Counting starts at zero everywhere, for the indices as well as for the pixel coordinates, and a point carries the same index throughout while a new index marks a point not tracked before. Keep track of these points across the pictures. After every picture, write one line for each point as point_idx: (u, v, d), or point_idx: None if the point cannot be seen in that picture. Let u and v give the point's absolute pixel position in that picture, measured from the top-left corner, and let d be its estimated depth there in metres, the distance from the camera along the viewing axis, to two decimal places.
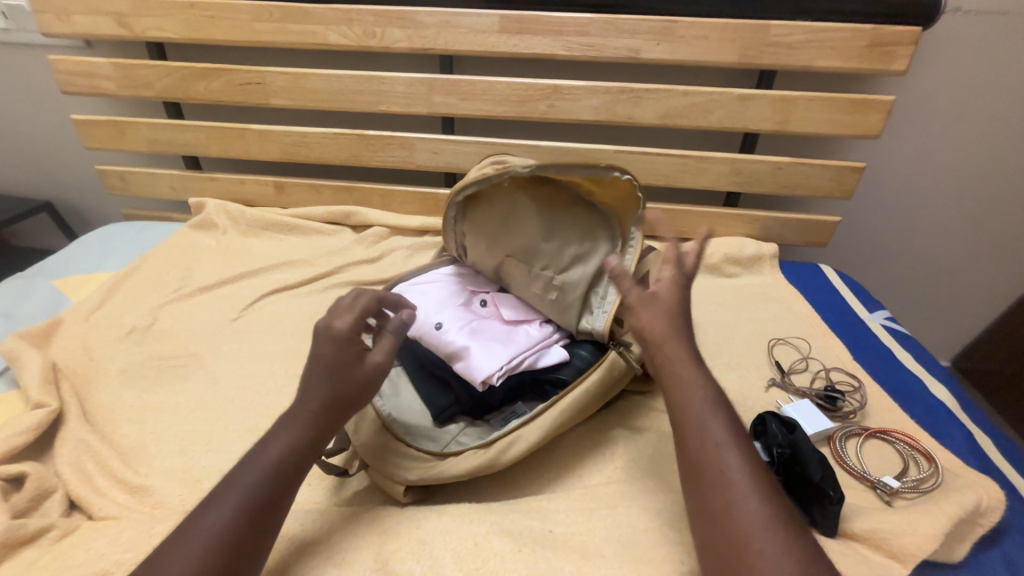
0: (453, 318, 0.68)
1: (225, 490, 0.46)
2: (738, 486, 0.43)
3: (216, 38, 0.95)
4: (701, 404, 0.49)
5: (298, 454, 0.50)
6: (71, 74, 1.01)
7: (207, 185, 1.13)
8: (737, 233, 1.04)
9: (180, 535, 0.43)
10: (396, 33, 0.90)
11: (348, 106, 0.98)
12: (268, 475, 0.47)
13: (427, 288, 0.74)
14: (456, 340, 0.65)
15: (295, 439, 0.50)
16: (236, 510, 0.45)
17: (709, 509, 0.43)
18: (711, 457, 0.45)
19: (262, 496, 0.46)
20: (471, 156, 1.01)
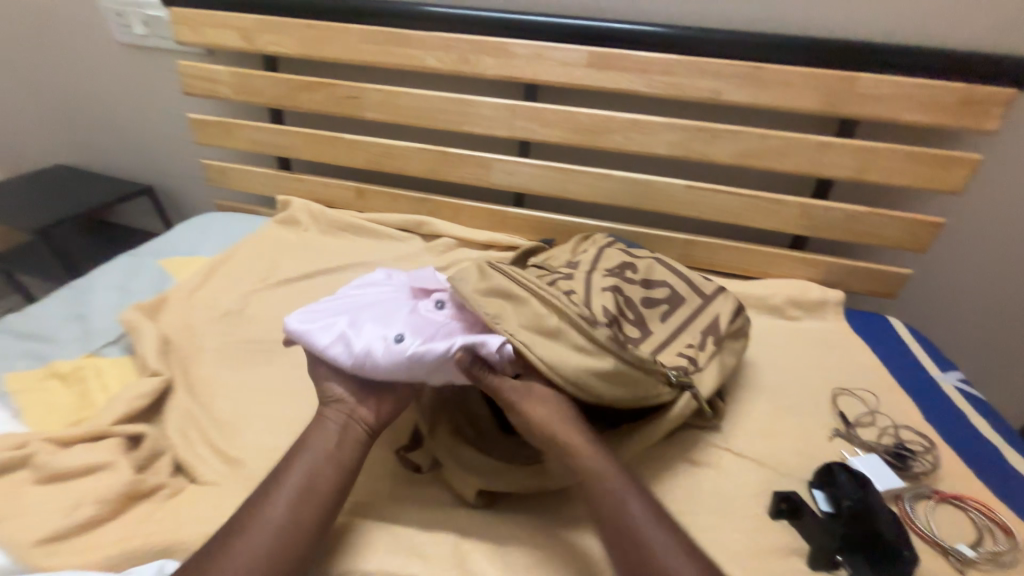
0: (403, 322, 0.63)
1: (270, 485, 0.54)
2: (644, 528, 0.49)
3: (324, 55, 1.04)
4: (614, 472, 0.54)
5: (332, 445, 0.58)
6: (194, 79, 1.13)
7: (295, 185, 1.23)
8: (801, 276, 1.04)
9: (238, 528, 0.50)
10: (488, 61, 0.97)
11: (434, 125, 1.05)
12: (309, 465, 0.55)
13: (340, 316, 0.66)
14: (403, 334, 0.61)
15: (335, 438, 0.58)
16: (287, 506, 0.52)
17: (633, 557, 0.48)
18: (623, 518, 0.50)
19: (308, 481, 0.54)
20: (543, 180, 1.06)
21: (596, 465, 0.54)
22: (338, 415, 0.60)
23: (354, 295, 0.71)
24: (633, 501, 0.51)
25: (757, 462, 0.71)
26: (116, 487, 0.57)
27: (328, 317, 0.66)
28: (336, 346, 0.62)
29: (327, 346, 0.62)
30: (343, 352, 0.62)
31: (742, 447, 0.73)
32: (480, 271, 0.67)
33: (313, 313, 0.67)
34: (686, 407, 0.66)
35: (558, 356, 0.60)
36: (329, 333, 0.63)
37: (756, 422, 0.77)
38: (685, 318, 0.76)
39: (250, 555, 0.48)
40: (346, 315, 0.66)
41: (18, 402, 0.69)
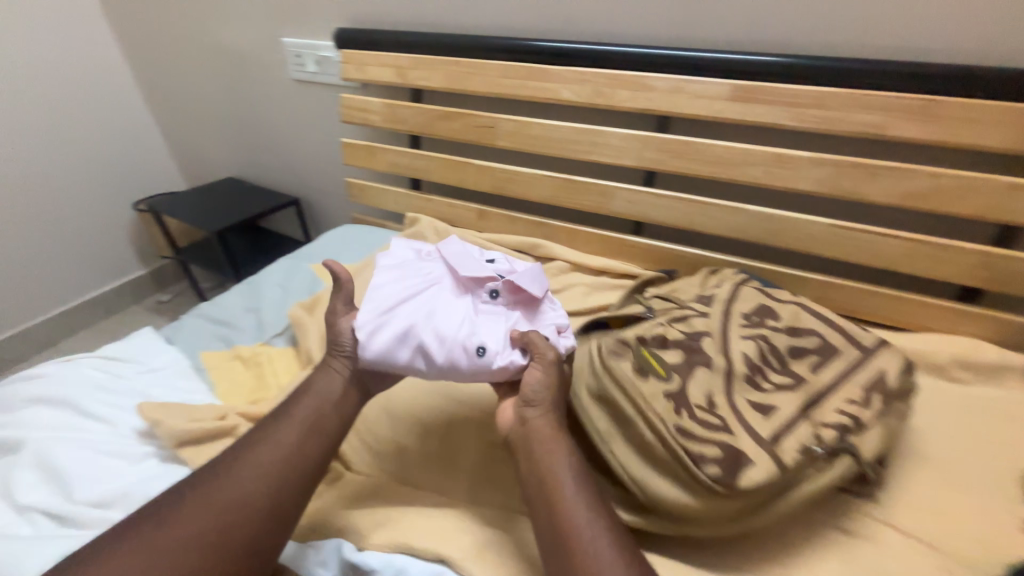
0: (476, 325, 0.69)
1: (280, 417, 0.63)
2: (576, 506, 0.55)
3: (467, 89, 1.14)
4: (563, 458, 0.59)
5: (332, 391, 0.66)
6: (352, 108, 1.29)
7: (423, 204, 1.34)
8: (969, 334, 0.90)
9: (250, 447, 0.60)
10: (624, 94, 0.99)
11: (562, 153, 1.09)
12: (308, 405, 0.64)
13: (400, 325, 0.67)
14: (476, 334, 0.67)
15: (334, 387, 0.67)
16: (291, 436, 0.61)
17: (558, 531, 0.54)
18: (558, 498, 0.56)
19: (316, 418, 0.63)
20: (668, 210, 1.05)
21: (552, 449, 0.60)
22: (343, 367, 0.68)
23: (390, 286, 0.72)
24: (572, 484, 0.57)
25: (927, 544, 0.62)
26: None
27: (388, 326, 0.67)
28: (416, 356, 0.66)
29: (404, 358, 0.66)
30: (421, 361, 0.66)
31: (906, 524, 0.64)
32: (593, 367, 0.71)
33: (371, 325, 0.68)
34: (842, 471, 0.60)
35: (649, 482, 0.60)
36: (401, 345, 0.66)
37: (922, 497, 0.68)
38: (843, 370, 0.70)
39: (258, 470, 0.58)
40: (405, 320, 0.68)
41: (213, 377, 0.82)
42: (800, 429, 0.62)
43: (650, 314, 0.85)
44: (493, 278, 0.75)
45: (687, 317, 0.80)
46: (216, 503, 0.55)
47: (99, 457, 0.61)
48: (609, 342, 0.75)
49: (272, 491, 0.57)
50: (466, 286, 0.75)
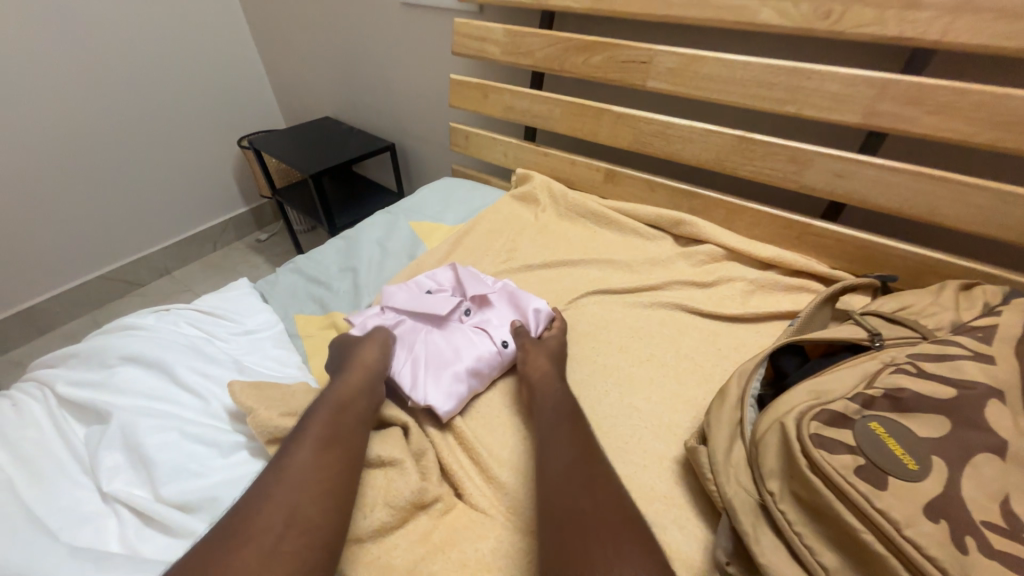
0: (489, 334, 0.71)
1: (300, 422, 0.51)
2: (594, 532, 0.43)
3: (619, 10, 0.87)
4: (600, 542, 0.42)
5: (358, 395, 0.56)
6: (467, 37, 1.08)
7: (537, 159, 1.13)
8: None
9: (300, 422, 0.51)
10: (867, 14, 0.68)
11: (742, 102, 0.81)
12: (338, 407, 0.53)
13: (439, 369, 0.65)
14: (494, 336, 0.71)
15: (377, 371, 0.61)
16: (341, 408, 0.53)
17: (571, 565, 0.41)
18: (572, 524, 0.44)
19: (361, 395, 0.56)
20: (896, 191, 0.74)
21: (562, 467, 0.50)
22: (381, 361, 0.63)
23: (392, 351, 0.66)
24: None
25: None
26: (405, 493, 0.49)
27: (432, 381, 0.63)
28: (473, 380, 0.65)
29: (466, 391, 0.64)
30: (476, 380, 0.66)
31: None
32: (781, 437, 0.50)
33: (414, 379, 0.63)
34: None
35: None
36: (456, 382, 0.64)
37: None
38: None
39: (289, 477, 0.45)
40: (440, 365, 0.65)
41: (307, 349, 0.71)
42: None
43: (879, 346, 0.59)
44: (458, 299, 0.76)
45: (952, 361, 0.53)
46: (233, 540, 0.41)
47: (186, 443, 0.52)
48: (810, 414, 0.50)
49: (304, 500, 0.44)
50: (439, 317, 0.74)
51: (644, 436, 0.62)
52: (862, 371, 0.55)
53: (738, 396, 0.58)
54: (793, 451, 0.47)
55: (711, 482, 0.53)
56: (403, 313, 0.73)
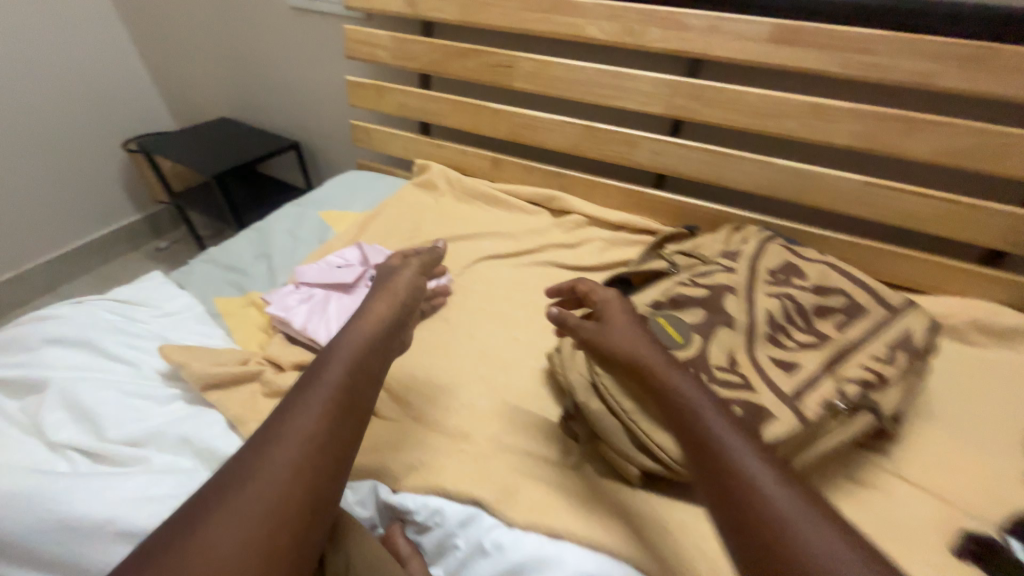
0: None
1: (306, 377, 0.49)
2: (734, 444, 0.44)
3: (484, 23, 1.05)
4: (734, 438, 0.45)
5: (379, 342, 0.56)
6: (357, 42, 1.20)
7: (433, 150, 1.28)
8: (988, 297, 0.90)
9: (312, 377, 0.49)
10: (656, 33, 0.92)
11: (584, 98, 1.03)
12: (360, 358, 0.53)
13: None
14: None
15: (382, 322, 0.59)
16: (350, 361, 0.52)
17: (727, 481, 0.42)
18: (715, 442, 0.45)
19: (370, 347, 0.55)
20: (694, 163, 1.00)
21: (686, 391, 0.50)
22: (387, 311, 0.61)
23: (306, 314, 0.77)
24: (750, 459, 0.43)
25: (936, 495, 0.64)
26: None
27: None
28: None
29: None
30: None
31: (922, 479, 0.66)
32: None
33: (332, 336, 0.75)
34: (863, 423, 0.60)
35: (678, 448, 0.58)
36: None
37: (932, 451, 0.69)
38: (870, 327, 0.69)
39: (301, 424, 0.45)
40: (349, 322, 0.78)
41: (230, 323, 0.81)
42: (826, 385, 0.62)
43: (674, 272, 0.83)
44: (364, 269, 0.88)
45: (712, 274, 0.78)
46: (231, 488, 0.41)
47: (126, 398, 0.61)
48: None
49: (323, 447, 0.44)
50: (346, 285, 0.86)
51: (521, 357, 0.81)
52: (662, 287, 0.78)
53: (581, 316, 0.79)
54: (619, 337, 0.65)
55: (561, 373, 0.72)
56: (313, 286, 0.84)
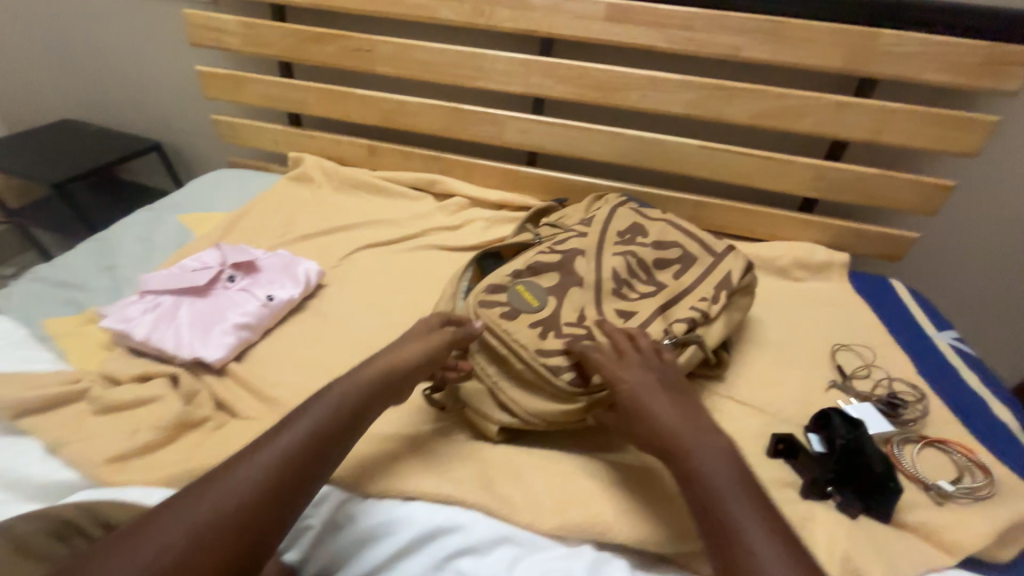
0: (255, 292, 0.81)
1: (274, 436, 0.49)
2: (725, 490, 0.47)
3: (336, 5, 1.02)
4: (722, 479, 0.48)
5: (358, 407, 0.55)
6: (202, 28, 1.11)
7: (307, 142, 1.23)
8: (809, 239, 1.05)
9: (274, 433, 0.50)
10: (505, 13, 0.95)
11: (448, 80, 1.04)
12: (333, 421, 0.52)
13: (203, 328, 0.73)
14: (261, 293, 0.81)
15: (368, 381, 0.57)
16: (315, 423, 0.51)
17: (718, 524, 0.45)
18: (711, 487, 0.48)
19: (340, 405, 0.54)
20: (558, 138, 1.05)
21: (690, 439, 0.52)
22: (375, 368, 0.58)
23: (150, 324, 0.72)
24: (743, 516, 0.45)
25: (759, 409, 0.74)
26: (167, 416, 0.59)
27: (197, 338, 0.72)
28: (241, 331, 0.75)
29: (235, 340, 0.74)
30: (248, 332, 0.76)
31: (749, 397, 0.76)
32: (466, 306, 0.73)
33: (183, 343, 0.71)
34: (693, 355, 0.68)
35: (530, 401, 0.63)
36: (223, 334, 0.73)
37: (759, 373, 0.80)
38: (698, 275, 0.79)
39: (244, 473, 0.46)
40: (203, 326, 0.74)
41: (61, 344, 0.73)
42: (653, 327, 0.70)
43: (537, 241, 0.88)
44: (223, 270, 0.83)
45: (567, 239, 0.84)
46: (147, 524, 0.42)
47: None
48: (483, 290, 0.74)
49: (250, 508, 0.44)
50: (201, 288, 0.80)
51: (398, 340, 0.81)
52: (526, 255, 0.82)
53: (452, 294, 0.81)
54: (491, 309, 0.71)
55: None
56: (162, 293, 0.78)
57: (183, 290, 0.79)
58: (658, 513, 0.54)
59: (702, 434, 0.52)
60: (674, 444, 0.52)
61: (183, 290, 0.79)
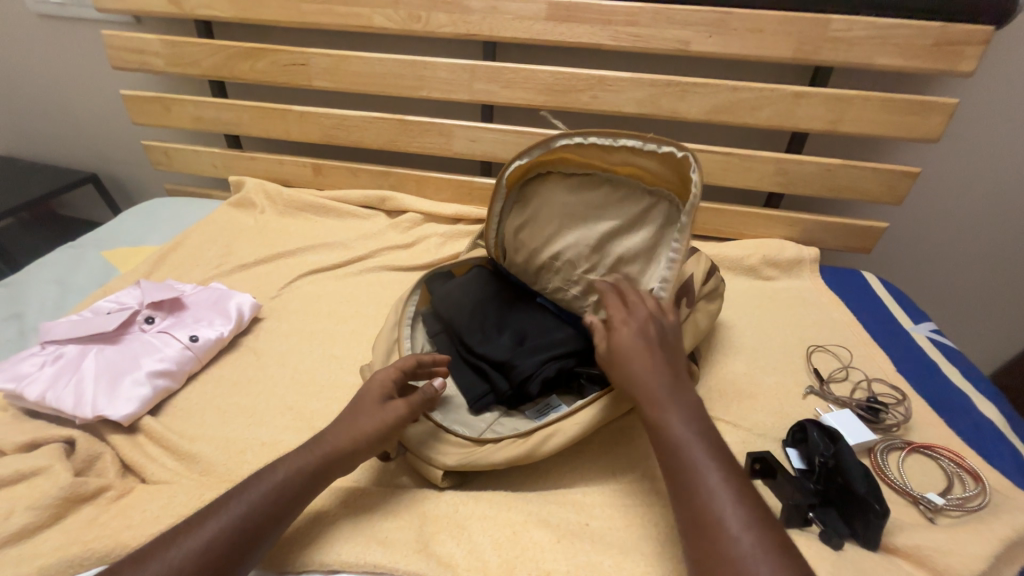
0: (176, 333, 0.73)
1: (199, 524, 0.44)
2: (705, 475, 0.44)
3: (263, 18, 0.95)
4: (691, 438, 0.47)
5: (299, 490, 0.48)
6: (123, 50, 1.03)
7: (247, 164, 1.15)
8: (777, 235, 1.00)
9: (198, 521, 0.44)
10: (441, 18, 0.90)
11: (389, 91, 0.98)
12: (267, 508, 0.46)
13: (108, 379, 0.65)
14: (182, 333, 0.73)
15: (318, 459, 0.51)
16: (245, 511, 0.45)
17: (698, 517, 0.43)
18: (693, 473, 0.45)
19: (281, 489, 0.47)
20: (510, 145, 0.99)
21: (672, 421, 0.49)
22: (332, 441, 0.52)
23: (47, 380, 0.64)
24: (725, 502, 0.43)
25: (732, 424, 0.68)
26: (52, 492, 0.52)
27: (99, 392, 0.64)
28: (157, 379, 0.67)
29: (149, 391, 0.66)
30: (166, 379, 0.68)
31: (720, 411, 0.70)
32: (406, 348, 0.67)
33: (83, 399, 0.63)
34: None
35: (627, 141, 0.65)
36: (133, 385, 0.65)
37: (731, 384, 0.75)
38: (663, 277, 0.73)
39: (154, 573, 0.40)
40: (109, 377, 0.65)
41: None
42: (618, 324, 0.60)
43: (500, 262, 0.81)
44: (139, 311, 0.75)
45: (530, 247, 0.77)
46: None
47: None
48: (513, 215, 0.79)
49: None
50: (113, 333, 0.73)
51: (339, 376, 0.74)
52: (515, 240, 0.79)
53: (397, 319, 0.72)
54: (552, 192, 0.77)
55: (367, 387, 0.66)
56: (66, 343, 0.70)
57: (92, 337, 0.72)
58: (616, 565, 0.48)
59: (684, 413, 0.49)
60: (650, 390, 0.51)
61: (92, 338, 0.71)
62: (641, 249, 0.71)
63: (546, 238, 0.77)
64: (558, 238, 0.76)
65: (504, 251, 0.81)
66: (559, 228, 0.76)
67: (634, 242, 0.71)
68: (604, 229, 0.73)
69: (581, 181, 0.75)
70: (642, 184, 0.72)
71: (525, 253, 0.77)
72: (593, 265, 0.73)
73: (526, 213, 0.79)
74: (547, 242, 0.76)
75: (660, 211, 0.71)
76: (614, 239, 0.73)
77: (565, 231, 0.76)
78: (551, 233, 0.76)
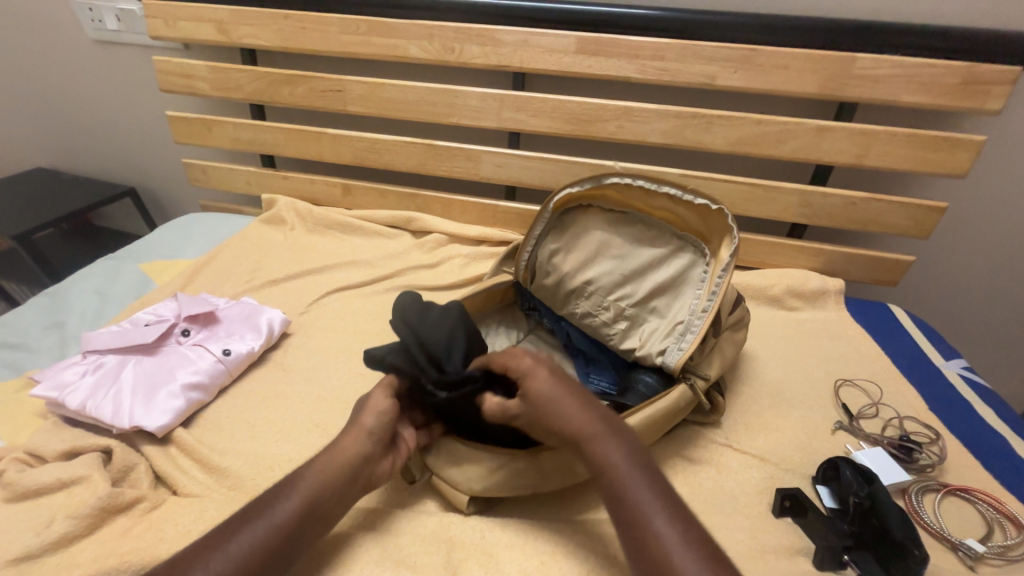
0: (207, 347, 0.75)
1: (229, 534, 0.44)
2: (647, 510, 0.45)
3: (305, 48, 1.01)
4: (625, 468, 0.48)
5: (321, 495, 0.49)
6: (170, 74, 1.09)
7: (280, 183, 1.19)
8: (801, 265, 1.00)
9: (229, 531, 0.45)
10: (474, 50, 0.94)
11: (420, 116, 1.02)
12: (292, 517, 0.46)
13: (143, 391, 0.67)
14: (214, 347, 0.75)
15: (338, 464, 0.51)
16: (274, 520, 0.46)
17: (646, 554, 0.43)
18: (636, 509, 0.46)
19: (305, 496, 0.48)
20: (535, 170, 1.01)
21: (609, 457, 0.49)
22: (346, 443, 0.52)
23: (86, 390, 0.66)
24: (669, 535, 0.44)
25: (759, 458, 0.67)
26: (90, 502, 0.53)
27: (133, 403, 0.65)
28: (188, 392, 0.69)
29: (181, 405, 0.67)
30: (199, 392, 0.70)
31: (747, 444, 0.69)
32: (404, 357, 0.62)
33: (119, 410, 0.64)
34: (680, 397, 0.64)
35: (669, 188, 0.69)
36: (166, 398, 0.67)
37: (757, 417, 0.74)
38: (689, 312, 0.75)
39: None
40: (144, 388, 0.67)
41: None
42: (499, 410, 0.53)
43: (529, 285, 0.82)
44: (176, 324, 0.78)
45: (562, 272, 0.78)
46: None
47: None
48: (547, 240, 0.81)
49: None
50: (151, 345, 0.75)
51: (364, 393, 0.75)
52: (547, 264, 0.80)
53: None
54: (589, 225, 0.79)
55: None
56: (106, 353, 0.73)
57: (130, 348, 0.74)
58: None
59: (618, 445, 0.50)
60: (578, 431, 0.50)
61: (129, 349, 0.74)
62: (674, 286, 0.73)
63: (579, 265, 0.78)
64: (591, 267, 0.77)
65: (533, 274, 0.82)
66: (593, 259, 0.77)
67: (667, 278, 0.73)
68: (637, 264, 0.75)
69: (618, 218, 0.77)
70: (674, 228, 0.75)
71: (556, 277, 0.79)
72: (624, 294, 0.74)
73: (560, 240, 0.80)
74: (580, 269, 0.78)
75: (692, 252, 0.73)
76: (647, 274, 0.74)
77: (598, 262, 0.77)
78: (584, 262, 0.77)
